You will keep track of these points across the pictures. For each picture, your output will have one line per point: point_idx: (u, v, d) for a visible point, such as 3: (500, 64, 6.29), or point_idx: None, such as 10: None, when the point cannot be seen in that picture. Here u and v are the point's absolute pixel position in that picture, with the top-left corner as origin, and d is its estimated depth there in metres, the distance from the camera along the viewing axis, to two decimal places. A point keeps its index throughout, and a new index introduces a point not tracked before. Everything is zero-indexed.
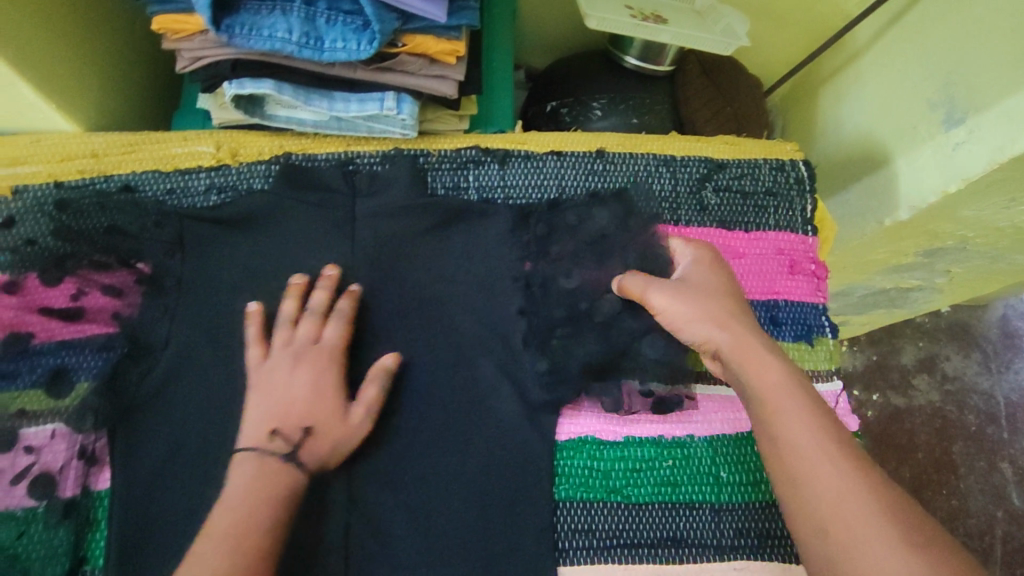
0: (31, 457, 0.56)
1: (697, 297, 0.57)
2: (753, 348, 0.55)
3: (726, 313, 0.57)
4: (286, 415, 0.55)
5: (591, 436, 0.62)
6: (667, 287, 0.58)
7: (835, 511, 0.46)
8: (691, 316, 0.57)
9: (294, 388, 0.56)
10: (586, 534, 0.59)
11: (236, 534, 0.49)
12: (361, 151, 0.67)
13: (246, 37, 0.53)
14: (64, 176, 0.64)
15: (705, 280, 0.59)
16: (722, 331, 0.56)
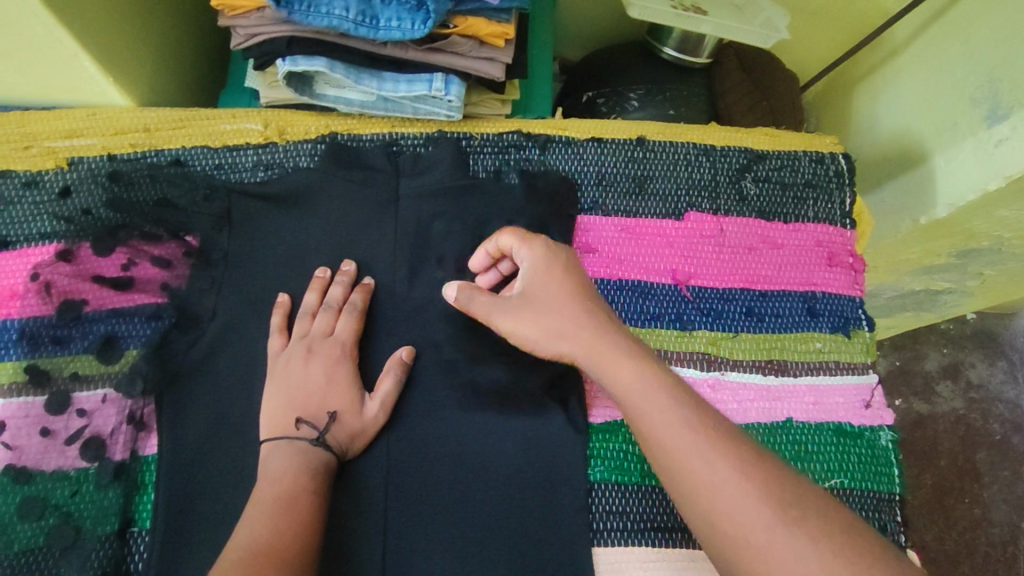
0: (84, 420, 0.57)
1: (544, 312, 0.54)
2: (606, 347, 0.52)
3: (573, 314, 0.53)
4: (309, 406, 0.57)
5: (626, 420, 0.62)
6: (508, 310, 0.56)
7: (709, 501, 0.44)
8: (546, 330, 0.54)
9: (315, 378, 0.58)
10: (621, 516, 0.59)
11: (281, 499, 0.51)
12: (405, 132, 0.68)
13: (304, 13, 0.54)
14: (118, 150, 0.66)
15: (549, 280, 0.55)
16: (576, 334, 0.53)
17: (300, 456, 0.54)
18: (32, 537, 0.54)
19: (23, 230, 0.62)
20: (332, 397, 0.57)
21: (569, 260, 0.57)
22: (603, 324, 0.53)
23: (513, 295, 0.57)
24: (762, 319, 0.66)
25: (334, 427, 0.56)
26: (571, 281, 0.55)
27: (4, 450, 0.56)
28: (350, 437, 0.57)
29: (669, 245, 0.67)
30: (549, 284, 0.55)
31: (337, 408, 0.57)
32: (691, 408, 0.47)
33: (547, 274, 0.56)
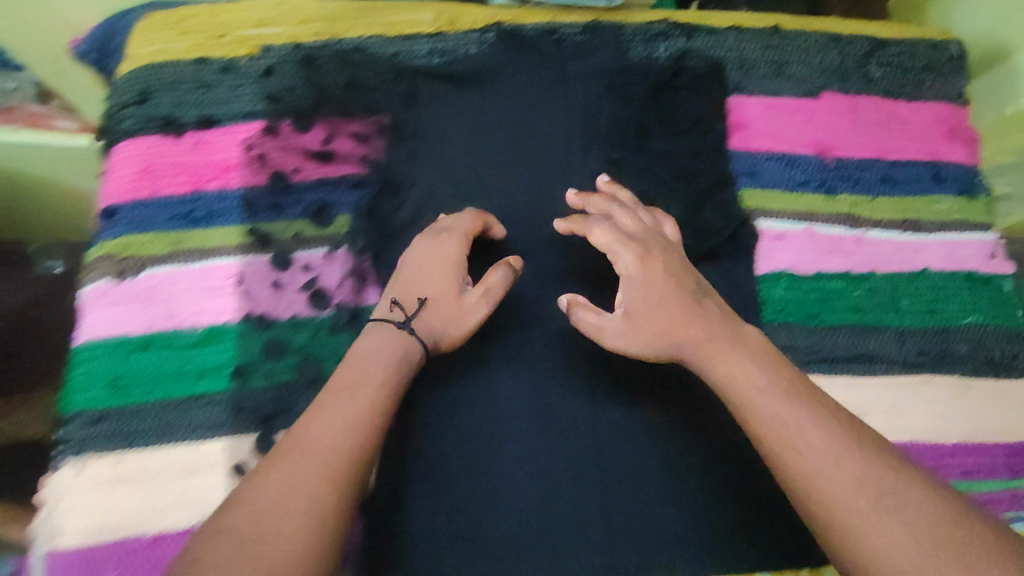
0: (310, 274, 0.62)
1: (651, 322, 0.52)
2: (715, 340, 0.50)
3: (684, 305, 0.52)
4: (401, 291, 0.54)
5: (788, 270, 0.68)
6: (618, 328, 0.53)
7: (835, 487, 0.41)
8: (653, 333, 0.52)
9: (433, 258, 0.55)
10: (790, 350, 0.66)
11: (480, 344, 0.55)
12: (564, 22, 0.73)
13: None
14: (303, 38, 0.70)
15: (655, 287, 0.53)
16: (694, 331, 0.51)
17: (368, 399, 0.46)
18: (282, 373, 0.60)
19: (225, 109, 0.66)
20: (433, 286, 0.53)
21: (668, 252, 0.55)
22: (717, 325, 0.51)
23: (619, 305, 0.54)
24: (895, 185, 0.73)
25: (421, 315, 0.52)
26: (673, 283, 0.53)
27: (244, 300, 0.61)
28: (430, 330, 0.52)
29: (808, 121, 0.74)
30: (653, 291, 0.52)
31: (429, 295, 0.53)
32: (822, 411, 0.45)
33: (649, 278, 0.53)
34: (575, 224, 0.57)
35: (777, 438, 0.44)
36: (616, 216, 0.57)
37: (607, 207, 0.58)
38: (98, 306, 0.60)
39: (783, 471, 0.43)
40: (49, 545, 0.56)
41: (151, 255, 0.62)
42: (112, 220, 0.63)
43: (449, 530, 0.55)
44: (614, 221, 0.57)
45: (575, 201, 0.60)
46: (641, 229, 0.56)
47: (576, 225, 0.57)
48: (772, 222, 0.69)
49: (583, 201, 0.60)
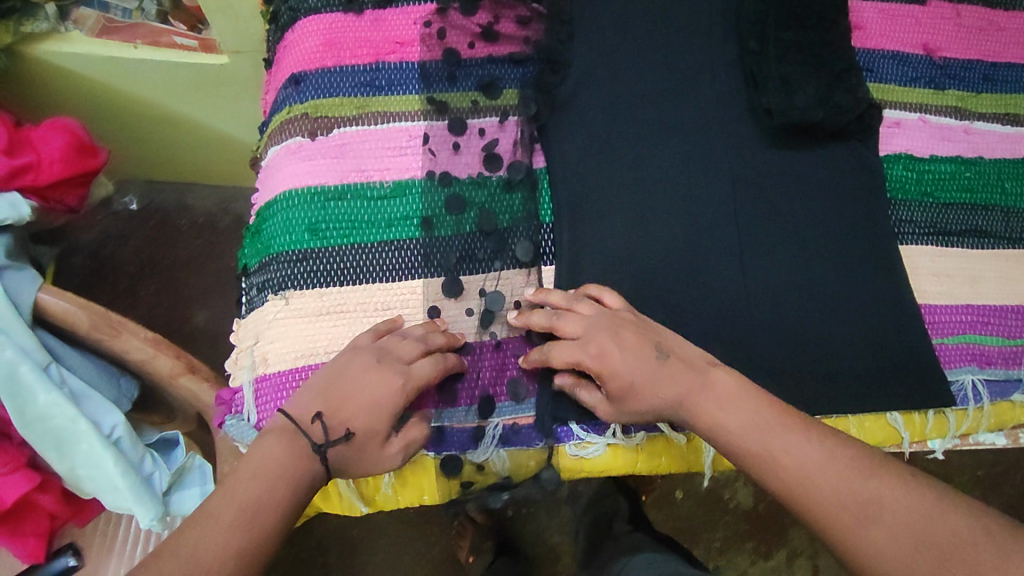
0: (485, 139, 0.69)
1: (637, 397, 0.55)
2: (695, 402, 0.54)
3: (649, 372, 0.55)
4: (350, 407, 0.53)
5: (905, 153, 0.74)
6: (610, 407, 0.57)
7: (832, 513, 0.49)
8: (636, 407, 0.55)
9: (371, 389, 0.54)
10: (911, 224, 0.72)
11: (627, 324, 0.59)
12: None
13: None
14: None
15: (620, 363, 0.55)
16: (668, 395, 0.54)
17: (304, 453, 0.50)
18: (464, 225, 0.66)
19: None
20: (366, 415, 0.53)
21: (606, 326, 0.57)
22: (681, 388, 0.55)
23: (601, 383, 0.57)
24: (996, 83, 0.80)
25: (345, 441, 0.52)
26: (635, 356, 0.55)
27: (428, 158, 0.67)
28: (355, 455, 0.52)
29: (918, 24, 0.80)
30: (627, 372, 0.55)
31: (357, 426, 0.52)
32: (795, 430, 0.52)
33: (640, 365, 0.55)
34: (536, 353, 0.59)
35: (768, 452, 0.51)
36: (558, 324, 0.59)
37: (549, 318, 0.60)
38: (294, 161, 0.65)
39: (782, 492, 0.51)
40: (259, 371, 0.61)
41: (340, 116, 0.66)
42: (300, 86, 0.68)
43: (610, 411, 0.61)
44: (558, 326, 0.59)
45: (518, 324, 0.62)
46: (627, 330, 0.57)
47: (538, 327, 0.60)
48: (890, 111, 0.76)
49: (526, 319, 0.61)
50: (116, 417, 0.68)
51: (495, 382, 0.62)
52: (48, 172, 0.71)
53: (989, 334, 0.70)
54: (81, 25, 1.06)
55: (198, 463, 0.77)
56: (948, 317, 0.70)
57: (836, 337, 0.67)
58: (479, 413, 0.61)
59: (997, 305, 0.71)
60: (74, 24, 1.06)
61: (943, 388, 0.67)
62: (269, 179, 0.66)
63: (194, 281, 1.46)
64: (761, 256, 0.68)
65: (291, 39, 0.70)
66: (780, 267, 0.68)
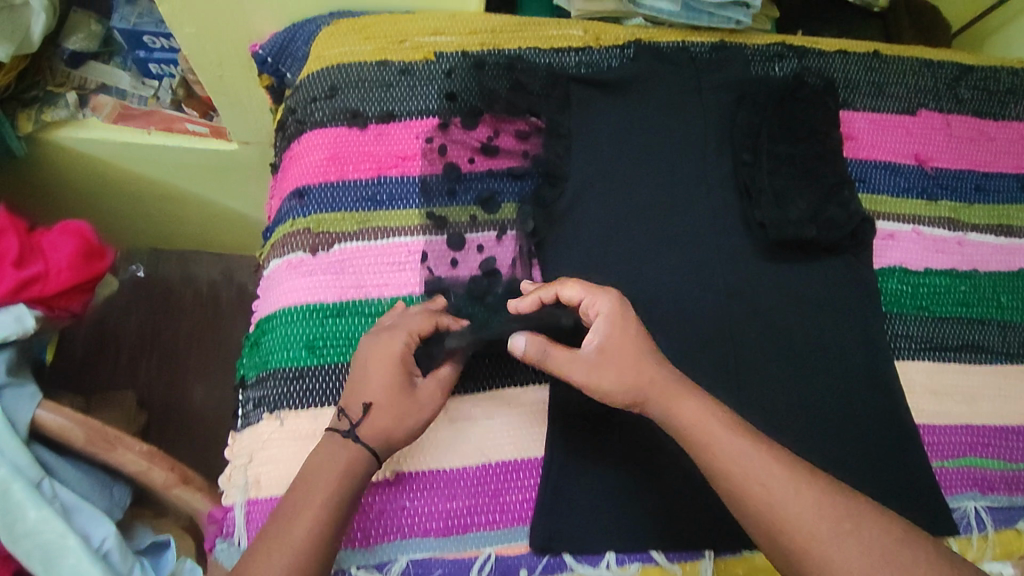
0: (482, 255, 0.70)
1: (620, 369, 0.57)
2: (679, 400, 0.57)
3: (635, 354, 0.58)
4: (353, 399, 0.57)
5: (898, 265, 0.75)
6: (586, 363, 0.58)
7: None
8: (618, 376, 0.57)
9: (376, 376, 0.57)
10: (906, 338, 0.72)
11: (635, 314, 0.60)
12: (694, 42, 0.81)
13: None
14: (470, 47, 0.77)
15: (609, 336, 0.58)
16: (649, 380, 0.57)
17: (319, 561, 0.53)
18: None
19: (405, 106, 0.74)
20: (381, 390, 0.57)
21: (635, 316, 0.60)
22: (655, 367, 0.58)
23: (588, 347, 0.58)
24: (988, 193, 0.81)
25: (366, 420, 0.56)
26: (632, 334, 0.59)
27: (426, 274, 0.68)
28: (385, 434, 0.56)
29: (908, 134, 0.82)
30: (615, 342, 0.58)
31: (376, 400, 0.56)
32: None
33: (619, 347, 0.58)
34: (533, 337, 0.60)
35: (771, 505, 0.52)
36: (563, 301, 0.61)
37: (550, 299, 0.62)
38: (294, 275, 0.66)
39: None
40: (250, 494, 0.61)
41: (341, 231, 0.68)
42: (303, 200, 0.69)
43: (602, 537, 0.61)
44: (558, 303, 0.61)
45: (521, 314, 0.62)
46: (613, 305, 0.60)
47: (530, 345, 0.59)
48: (883, 223, 0.77)
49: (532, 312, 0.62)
50: (107, 529, 0.68)
51: (490, 508, 0.61)
52: (56, 280, 0.73)
53: (990, 457, 0.69)
54: (98, 112, 1.11)
55: (188, 567, 0.75)
56: (947, 438, 0.69)
57: (834, 459, 0.66)
58: (475, 542, 0.60)
59: (995, 425, 0.70)
60: (93, 111, 1.11)
61: (944, 513, 0.66)
62: (269, 291, 0.68)
63: (190, 353, 1.49)
64: (755, 373, 0.68)
65: (297, 151, 0.72)
66: (776, 382, 0.68)
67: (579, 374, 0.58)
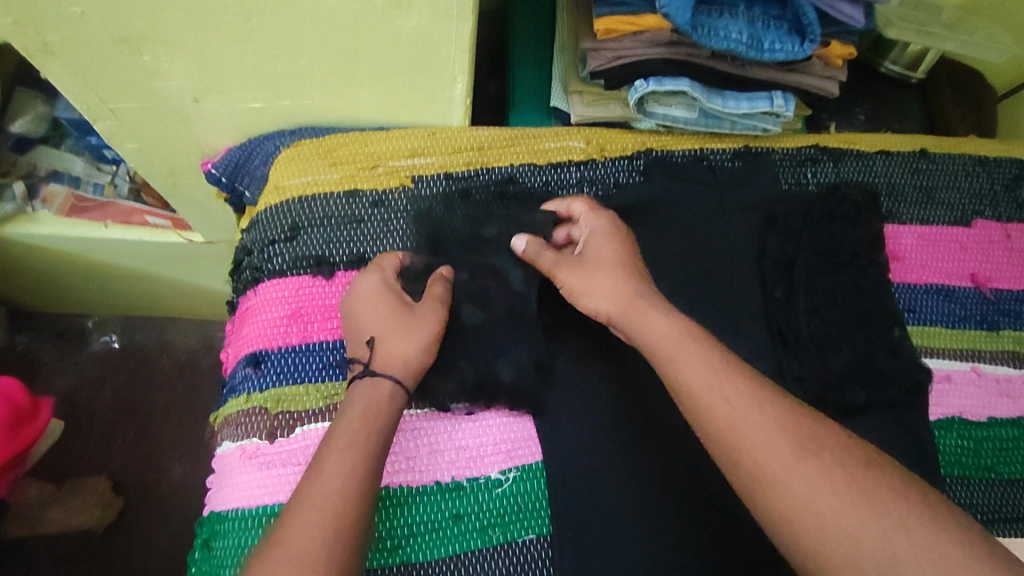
0: (468, 429, 0.58)
1: (600, 277, 0.57)
2: (647, 308, 0.54)
3: (618, 267, 0.57)
4: (355, 342, 0.56)
5: (957, 416, 0.65)
6: (571, 264, 0.58)
7: None
8: (598, 271, 0.57)
9: (362, 304, 0.57)
10: (971, 508, 0.62)
11: (628, 245, 0.60)
12: (714, 148, 0.71)
13: (708, 36, 0.56)
14: (453, 168, 0.66)
15: (597, 245, 0.59)
16: (623, 293, 0.55)
17: None
18: (446, 546, 0.54)
19: (377, 246, 0.63)
20: (380, 321, 0.56)
21: (628, 237, 0.60)
22: (640, 285, 0.56)
23: (577, 253, 0.60)
24: None
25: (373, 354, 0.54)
26: (616, 245, 0.59)
27: (402, 462, 0.56)
28: (398, 361, 0.54)
29: (963, 250, 0.71)
30: (601, 250, 0.59)
31: (376, 332, 0.55)
32: None
33: (600, 257, 0.58)
34: (536, 250, 0.60)
35: (720, 438, 0.47)
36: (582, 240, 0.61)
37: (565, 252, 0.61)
38: (247, 468, 0.56)
39: None
40: None
41: (304, 410, 0.58)
42: (260, 368, 0.59)
43: None
44: (561, 264, 0.59)
45: (524, 255, 0.60)
46: (609, 223, 0.61)
47: (528, 256, 0.60)
48: (938, 361, 0.66)
49: (533, 254, 0.59)
50: None
51: None
52: None
53: None
54: (48, 204, 0.99)
55: None
56: None
57: None
58: None
59: None
60: (42, 203, 0.99)
61: None
62: (219, 484, 0.57)
63: (170, 430, 1.29)
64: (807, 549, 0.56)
65: (253, 304, 0.62)
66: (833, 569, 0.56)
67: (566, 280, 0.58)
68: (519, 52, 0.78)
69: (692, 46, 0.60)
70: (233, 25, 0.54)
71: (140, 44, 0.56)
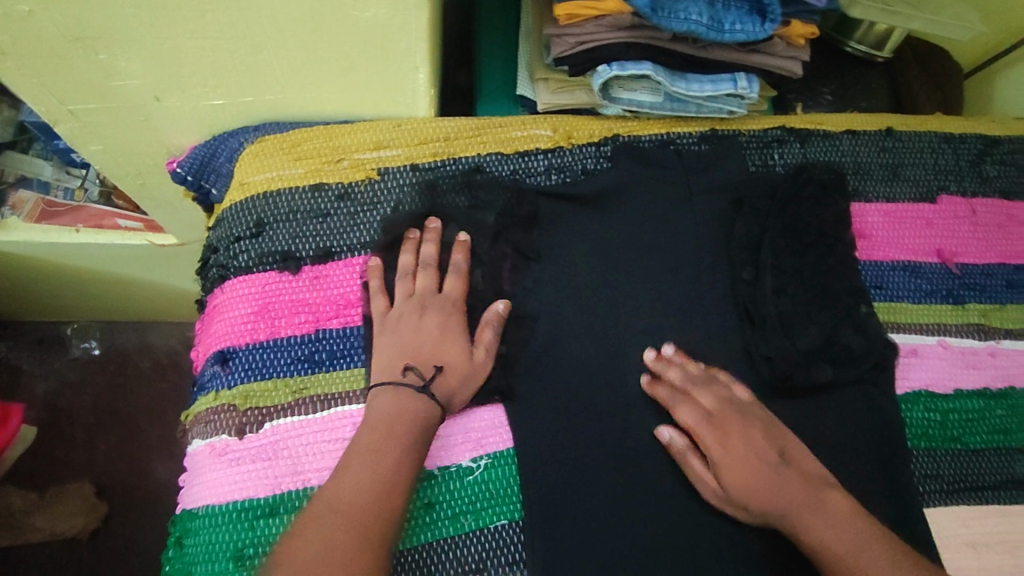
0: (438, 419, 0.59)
1: (751, 479, 0.56)
2: (804, 513, 0.55)
3: (762, 474, 0.56)
4: (420, 355, 0.58)
5: (924, 389, 0.65)
6: (706, 483, 0.57)
7: None
8: (749, 496, 0.55)
9: (429, 335, 0.58)
10: (936, 479, 0.63)
11: (746, 429, 0.58)
12: (680, 132, 0.71)
13: (668, 18, 0.57)
14: (419, 159, 0.66)
15: (740, 468, 0.56)
16: (777, 507, 0.55)
17: None
18: (418, 533, 0.56)
19: (344, 240, 0.63)
20: (450, 352, 0.58)
21: (749, 428, 0.58)
22: (791, 496, 0.55)
23: (706, 465, 0.57)
24: (1021, 291, 0.72)
25: (438, 380, 0.57)
26: (753, 452, 0.57)
27: None
28: (452, 395, 0.57)
29: (929, 226, 0.72)
30: (737, 462, 0.57)
31: (444, 361, 0.58)
32: None
33: (740, 461, 0.56)
34: (680, 445, 0.58)
35: (817, 546, 0.54)
36: (695, 394, 0.59)
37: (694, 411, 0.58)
38: (218, 465, 0.56)
39: None
40: None
41: (273, 405, 0.58)
42: (228, 366, 0.59)
43: None
44: (702, 469, 0.57)
45: (670, 445, 0.58)
46: (717, 399, 0.59)
47: (677, 454, 0.58)
48: (904, 336, 0.67)
49: (683, 455, 0.58)
50: None
51: None
52: None
53: None
54: (18, 210, 0.98)
55: None
56: None
57: None
58: None
59: None
60: (12, 209, 0.98)
61: None
62: (191, 481, 0.57)
63: (153, 431, 1.28)
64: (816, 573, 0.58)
65: (220, 301, 0.62)
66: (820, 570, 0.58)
67: (701, 487, 0.57)
68: (486, 40, 0.78)
69: (653, 29, 0.60)
70: (188, 21, 0.54)
71: (95, 43, 0.55)
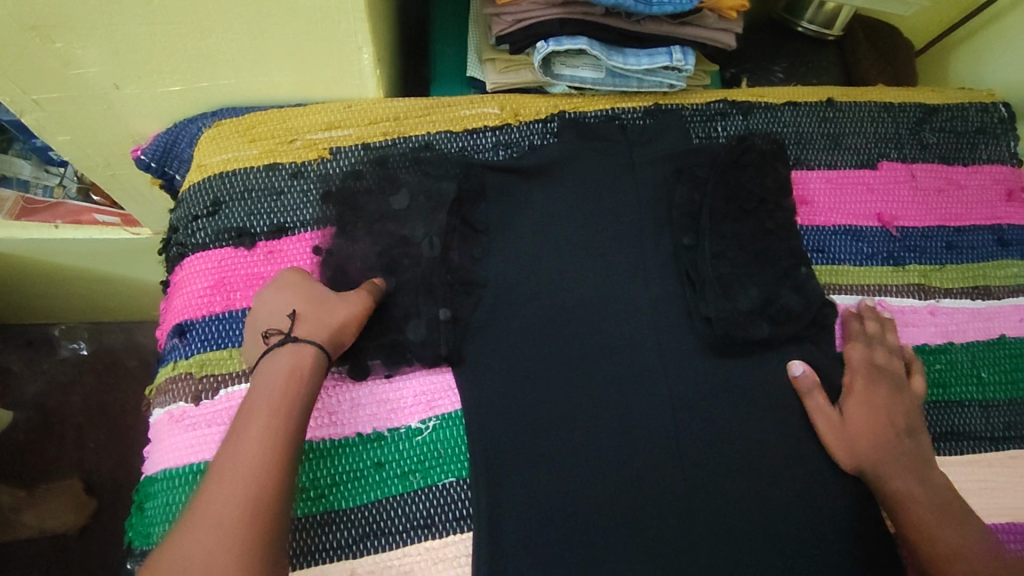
0: (387, 384, 0.62)
1: (876, 416, 0.62)
2: (903, 465, 0.60)
3: (875, 416, 0.62)
4: (272, 323, 0.58)
5: None
6: (861, 428, 0.62)
7: None
8: (906, 442, 0.61)
9: (275, 298, 0.59)
10: None
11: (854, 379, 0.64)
12: (625, 108, 0.74)
13: None
14: (370, 138, 0.69)
15: (874, 409, 0.63)
16: (873, 449, 0.61)
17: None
18: (368, 492, 0.58)
19: (297, 216, 0.66)
20: (297, 298, 0.58)
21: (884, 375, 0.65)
22: (892, 442, 0.61)
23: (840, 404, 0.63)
24: (961, 251, 0.74)
25: (297, 323, 0.57)
26: (873, 395, 0.63)
27: (325, 417, 0.60)
28: (318, 328, 0.57)
29: (869, 191, 0.74)
30: (853, 406, 0.63)
31: (297, 305, 0.58)
32: None
33: (870, 402, 0.63)
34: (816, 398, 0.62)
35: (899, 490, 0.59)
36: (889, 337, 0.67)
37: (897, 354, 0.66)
38: (175, 430, 0.59)
39: None
40: None
41: (228, 372, 0.60)
42: (186, 338, 0.62)
43: None
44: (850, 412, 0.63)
45: (808, 389, 0.63)
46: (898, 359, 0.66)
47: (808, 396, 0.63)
48: (844, 297, 0.70)
49: (816, 399, 0.63)
50: None
51: None
52: None
53: None
54: None
55: None
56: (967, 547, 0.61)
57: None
58: None
59: (980, 525, 0.63)
60: None
61: None
62: (152, 448, 0.60)
63: (140, 429, 1.30)
64: (785, 535, 0.59)
65: (179, 278, 0.64)
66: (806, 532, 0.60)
67: (821, 420, 0.62)
68: (438, 26, 0.80)
69: (586, 5, 0.63)
70: (136, 8, 0.56)
71: (51, 31, 0.58)
